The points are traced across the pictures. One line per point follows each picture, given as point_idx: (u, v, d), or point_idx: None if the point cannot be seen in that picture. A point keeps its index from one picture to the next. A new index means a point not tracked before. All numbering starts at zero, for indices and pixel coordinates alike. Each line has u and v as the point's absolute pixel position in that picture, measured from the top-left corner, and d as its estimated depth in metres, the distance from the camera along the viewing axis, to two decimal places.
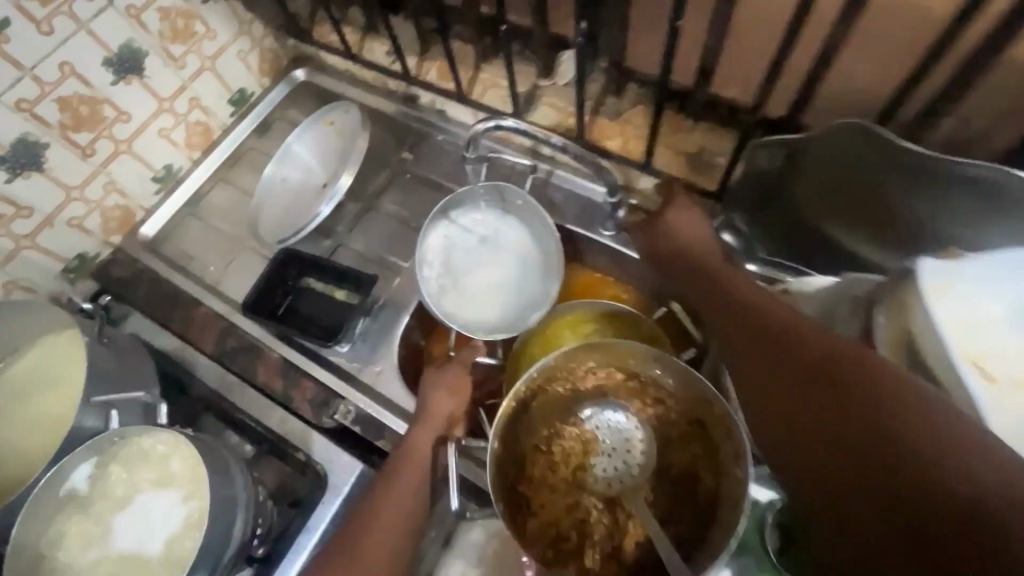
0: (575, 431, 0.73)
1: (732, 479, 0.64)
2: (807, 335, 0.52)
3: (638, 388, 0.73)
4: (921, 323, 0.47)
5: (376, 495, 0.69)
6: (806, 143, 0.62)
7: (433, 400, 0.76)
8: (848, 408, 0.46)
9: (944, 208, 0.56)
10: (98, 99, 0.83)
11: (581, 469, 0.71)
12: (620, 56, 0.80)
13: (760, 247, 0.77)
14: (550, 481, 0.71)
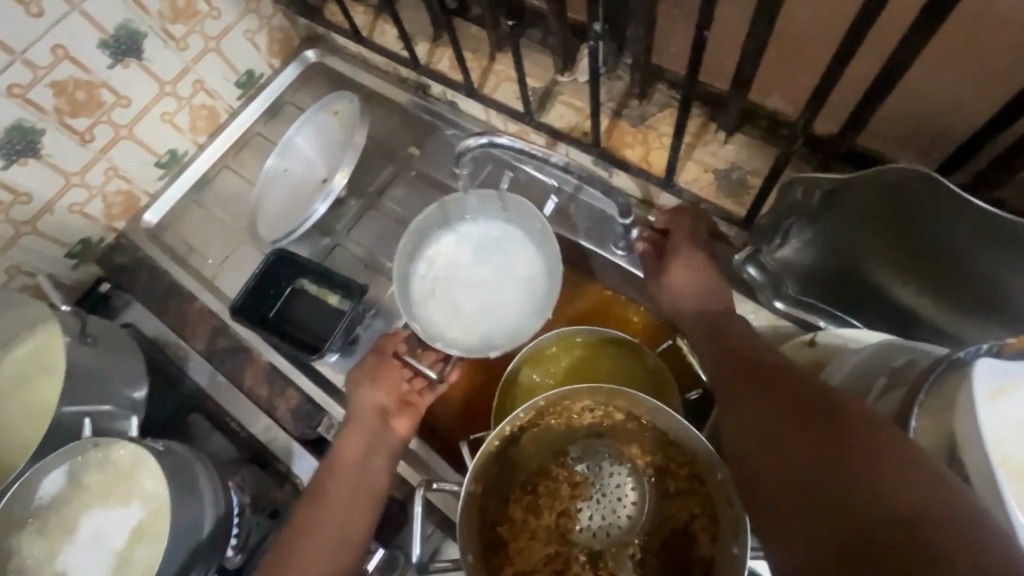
0: (564, 473, 0.66)
1: (728, 553, 0.56)
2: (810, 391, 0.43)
3: (638, 433, 0.65)
4: (962, 419, 0.39)
5: (301, 513, 0.62)
6: (853, 183, 0.54)
7: (356, 398, 0.69)
8: (849, 479, 0.36)
9: (1013, 270, 0.50)
10: (94, 83, 0.80)
11: (566, 515, 0.65)
12: (647, 56, 0.70)
13: (789, 285, 0.68)
14: (534, 525, 0.64)
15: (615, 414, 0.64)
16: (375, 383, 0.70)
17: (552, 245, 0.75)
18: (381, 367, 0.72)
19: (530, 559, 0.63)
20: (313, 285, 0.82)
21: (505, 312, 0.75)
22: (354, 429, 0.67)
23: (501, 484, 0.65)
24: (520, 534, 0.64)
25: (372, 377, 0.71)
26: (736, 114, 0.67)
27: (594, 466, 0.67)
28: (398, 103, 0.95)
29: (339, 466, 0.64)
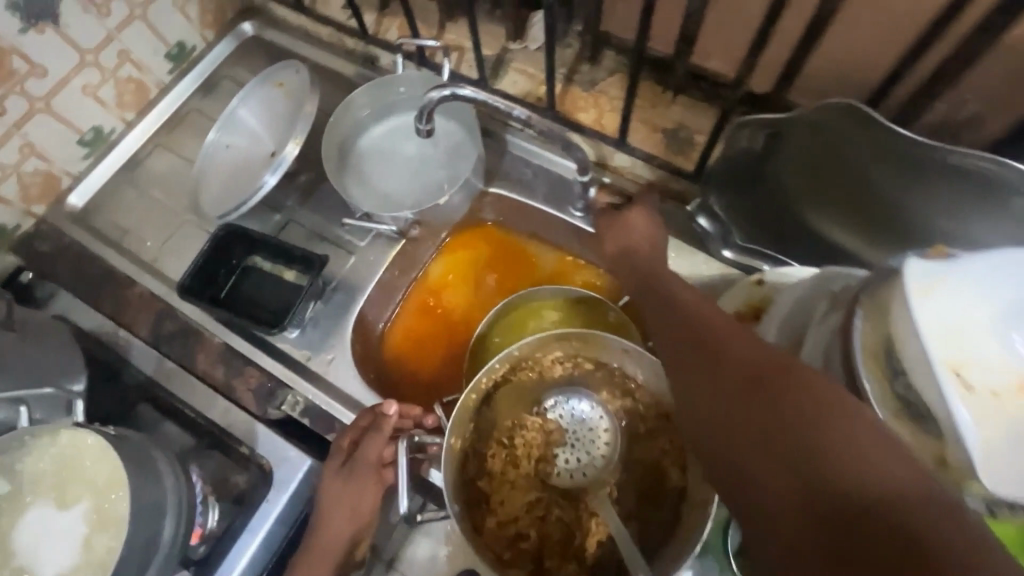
0: (538, 422, 0.67)
1: (699, 477, 0.60)
2: (760, 357, 0.38)
3: (607, 378, 0.67)
4: (899, 323, 0.44)
5: None
6: (789, 123, 0.58)
7: (325, 524, 0.61)
8: (816, 457, 0.32)
9: (935, 201, 0.55)
10: (3, 49, 0.73)
11: (544, 461, 0.66)
12: (595, 20, 0.73)
13: (736, 233, 0.73)
14: (513, 475, 0.65)
15: (583, 362, 0.67)
16: (349, 512, 0.62)
17: (466, 113, 0.81)
18: (352, 482, 0.63)
19: (510, 508, 0.64)
20: (267, 262, 0.80)
21: (447, 168, 0.82)
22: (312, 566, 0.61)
23: (476, 437, 0.66)
24: (499, 485, 0.65)
25: (346, 503, 0.62)
26: (682, 73, 0.72)
27: (568, 414, 0.68)
28: (343, 72, 0.92)
29: None
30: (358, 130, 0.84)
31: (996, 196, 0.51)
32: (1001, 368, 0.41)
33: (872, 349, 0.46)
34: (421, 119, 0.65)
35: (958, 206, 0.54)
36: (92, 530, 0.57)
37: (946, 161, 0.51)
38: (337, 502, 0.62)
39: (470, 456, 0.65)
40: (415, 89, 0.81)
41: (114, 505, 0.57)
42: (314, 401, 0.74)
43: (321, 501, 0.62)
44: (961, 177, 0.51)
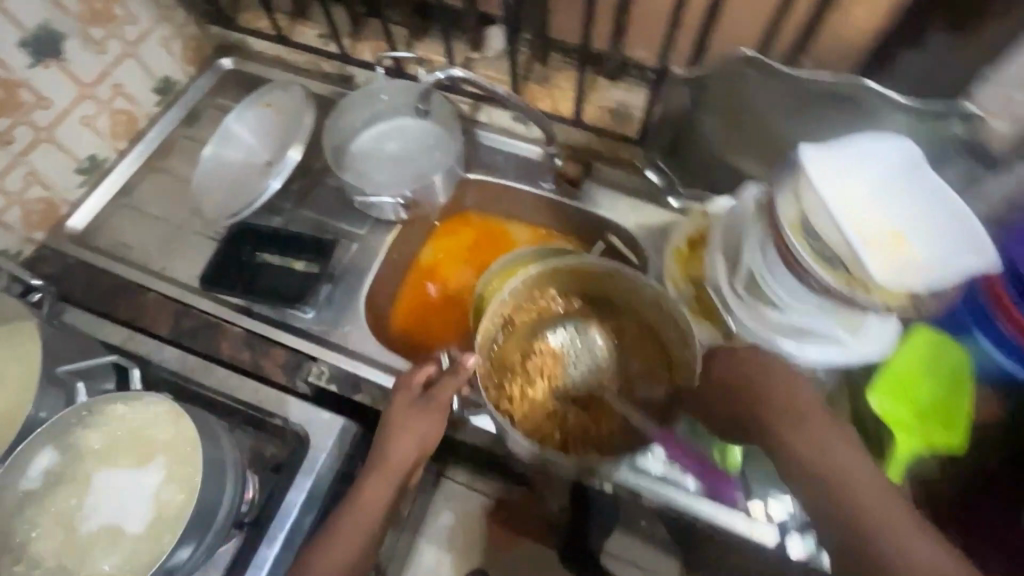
0: (545, 347, 0.79)
1: (682, 364, 0.72)
2: (853, 470, 0.55)
3: (593, 304, 0.80)
4: (810, 193, 0.59)
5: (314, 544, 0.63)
6: (707, 77, 0.74)
7: (389, 446, 0.67)
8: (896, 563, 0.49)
9: (818, 125, 0.71)
10: (14, 82, 0.80)
11: (555, 378, 0.77)
12: (543, 26, 0.90)
13: (679, 184, 0.89)
14: (531, 392, 0.75)
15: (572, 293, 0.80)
16: (412, 437, 0.67)
17: (442, 112, 0.95)
18: (423, 410, 0.69)
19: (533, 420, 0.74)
20: (276, 256, 0.88)
21: (430, 159, 0.93)
22: (379, 484, 0.66)
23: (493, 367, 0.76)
24: (520, 402, 0.75)
25: (414, 430, 0.68)
26: (617, 61, 0.89)
27: (568, 339, 0.79)
28: (325, 94, 1.04)
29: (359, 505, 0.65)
30: (349, 135, 0.95)
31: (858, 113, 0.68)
32: (883, 225, 0.59)
33: (794, 221, 0.61)
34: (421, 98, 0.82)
35: (834, 127, 0.71)
36: (171, 480, 0.62)
37: (820, 89, 0.67)
38: (405, 427, 0.68)
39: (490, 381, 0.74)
40: (396, 96, 0.94)
41: (185, 458, 0.63)
42: (339, 368, 0.81)
43: (391, 423, 0.68)
44: (836, 100, 0.68)
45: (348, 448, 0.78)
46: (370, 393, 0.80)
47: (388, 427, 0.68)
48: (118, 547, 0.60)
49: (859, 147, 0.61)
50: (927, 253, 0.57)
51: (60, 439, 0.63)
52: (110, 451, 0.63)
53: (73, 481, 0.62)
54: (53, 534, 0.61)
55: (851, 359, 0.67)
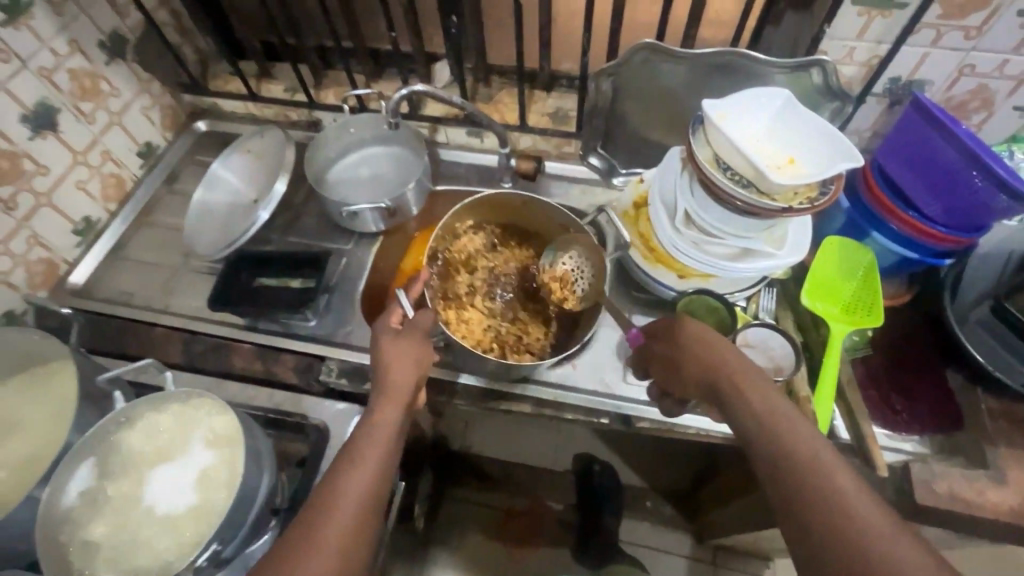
0: (468, 281, 0.97)
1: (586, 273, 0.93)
2: (782, 412, 0.58)
3: (511, 239, 1.01)
4: (717, 134, 0.73)
5: (343, 465, 0.64)
6: (621, 67, 0.89)
7: (390, 372, 0.72)
8: (815, 483, 0.52)
9: (716, 89, 0.89)
10: (17, 153, 0.88)
11: (482, 302, 0.96)
12: (483, 54, 1.07)
13: (618, 165, 1.05)
14: (465, 313, 0.93)
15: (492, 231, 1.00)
16: (410, 364, 0.73)
17: (403, 135, 1.07)
18: (409, 338, 0.76)
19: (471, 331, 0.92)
20: (273, 278, 0.97)
21: (402, 176, 1.05)
22: (387, 409, 0.70)
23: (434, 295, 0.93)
24: (460, 323, 0.92)
25: (407, 355, 0.74)
26: (548, 73, 1.06)
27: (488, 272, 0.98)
28: (297, 139, 1.18)
29: (376, 427, 0.68)
30: (326, 166, 1.07)
31: (741, 76, 0.85)
32: (777, 155, 0.75)
33: (710, 159, 0.75)
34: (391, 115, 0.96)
35: (728, 88, 0.88)
36: (211, 463, 0.69)
37: (707, 61, 0.85)
38: (399, 356, 0.74)
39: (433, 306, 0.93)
40: (361, 127, 1.07)
41: (223, 443, 0.70)
42: (347, 363, 0.89)
43: (383, 354, 0.74)
44: (724, 69, 0.85)
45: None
46: None
47: (382, 356, 0.74)
48: (173, 529, 0.66)
49: (748, 96, 0.77)
50: (815, 166, 0.72)
51: (103, 447, 0.70)
52: (156, 445, 0.71)
53: (124, 479, 0.69)
54: (109, 530, 0.66)
55: (782, 267, 0.80)
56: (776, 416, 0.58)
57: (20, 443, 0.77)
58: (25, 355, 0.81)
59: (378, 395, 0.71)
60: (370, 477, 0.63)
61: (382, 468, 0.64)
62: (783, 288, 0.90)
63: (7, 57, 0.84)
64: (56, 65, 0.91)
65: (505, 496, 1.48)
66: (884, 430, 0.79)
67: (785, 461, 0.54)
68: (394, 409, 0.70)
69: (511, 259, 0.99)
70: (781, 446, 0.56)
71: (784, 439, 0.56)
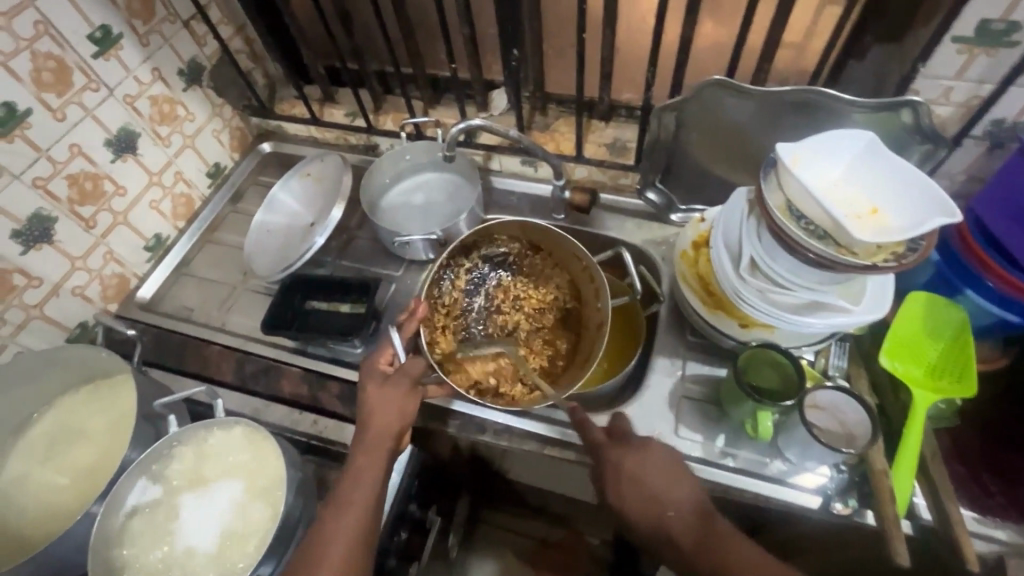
0: (473, 301, 0.95)
1: (594, 310, 0.90)
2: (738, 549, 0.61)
3: (524, 260, 0.98)
4: (791, 182, 0.68)
5: (332, 511, 0.66)
6: (686, 103, 0.85)
7: (372, 417, 0.72)
8: None
9: (787, 128, 0.83)
10: (100, 175, 0.93)
11: (485, 325, 0.94)
12: (542, 82, 1.05)
13: (676, 201, 1.00)
14: (463, 337, 0.92)
15: (505, 249, 0.98)
16: (392, 408, 0.72)
17: (460, 164, 1.07)
18: (393, 385, 0.74)
19: (466, 357, 0.90)
20: (324, 302, 0.98)
21: (455, 204, 1.05)
22: (369, 455, 0.70)
23: (434, 317, 0.93)
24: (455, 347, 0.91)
25: (389, 399, 0.73)
26: (608, 102, 1.02)
27: (494, 292, 0.96)
28: (354, 163, 1.20)
29: (358, 469, 0.69)
30: (381, 191, 1.08)
31: (819, 115, 0.80)
32: (857, 203, 0.69)
33: (782, 207, 0.69)
34: (447, 148, 0.95)
35: (802, 127, 0.83)
36: (256, 490, 0.72)
37: (779, 98, 0.80)
38: (380, 403, 0.73)
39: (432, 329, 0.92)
40: (418, 154, 1.08)
41: (269, 471, 0.72)
42: None
43: (367, 398, 0.73)
44: (799, 107, 0.80)
45: (408, 465, 0.83)
46: (420, 414, 0.86)
47: (366, 401, 0.73)
48: (222, 551, 0.69)
49: (823, 138, 0.71)
50: (902, 219, 0.67)
51: (156, 467, 0.73)
52: (202, 470, 0.74)
53: (172, 501, 0.72)
54: (165, 547, 0.70)
55: (857, 324, 0.74)
56: (721, 548, 0.62)
57: (87, 453, 0.81)
58: (92, 369, 0.85)
59: (359, 437, 0.71)
60: (354, 522, 0.65)
61: (369, 513, 0.66)
62: (856, 343, 0.82)
63: (96, 87, 0.90)
64: (139, 94, 0.96)
65: (538, 526, 1.45)
66: (972, 512, 0.70)
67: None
68: (378, 453, 0.70)
69: (521, 284, 0.97)
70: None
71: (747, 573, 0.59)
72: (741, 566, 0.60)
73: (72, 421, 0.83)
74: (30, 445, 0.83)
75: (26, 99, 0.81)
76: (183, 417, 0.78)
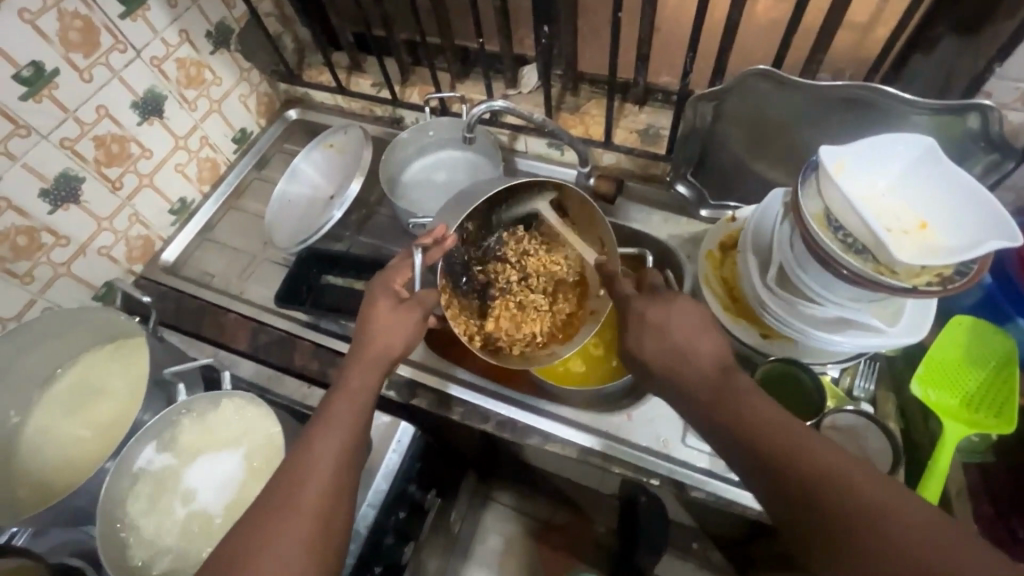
0: (489, 244, 0.87)
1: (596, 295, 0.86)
2: (749, 395, 0.55)
3: (548, 218, 0.88)
4: (831, 191, 0.62)
5: (318, 428, 0.66)
6: (726, 93, 0.79)
7: (373, 338, 0.73)
8: (781, 445, 0.50)
9: (841, 131, 0.77)
10: (126, 137, 0.94)
11: (493, 275, 0.87)
12: (574, 60, 0.99)
13: (707, 195, 0.94)
14: (470, 283, 0.86)
15: (530, 205, 0.88)
16: (393, 333, 0.73)
17: (485, 144, 1.03)
18: (403, 313, 0.74)
19: (468, 300, 0.85)
20: (338, 277, 0.98)
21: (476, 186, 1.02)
22: (359, 376, 0.71)
23: (456, 253, 0.83)
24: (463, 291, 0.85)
25: (390, 325, 0.73)
26: (643, 86, 0.96)
27: (511, 240, 0.88)
28: (377, 135, 1.18)
29: (350, 391, 0.70)
30: (402, 167, 1.06)
31: (876, 118, 0.73)
32: (904, 215, 0.64)
33: (819, 216, 0.64)
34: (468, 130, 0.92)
35: (852, 128, 0.76)
36: (257, 465, 0.74)
37: (834, 95, 0.73)
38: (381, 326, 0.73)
39: (454, 258, 0.83)
40: (441, 130, 1.04)
41: (271, 449, 0.74)
42: (398, 376, 0.88)
43: (368, 322, 0.74)
44: (854, 105, 0.73)
45: (409, 447, 0.84)
46: (426, 400, 0.87)
47: (366, 325, 0.74)
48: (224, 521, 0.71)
49: (883, 140, 0.64)
50: (952, 238, 0.61)
51: (163, 433, 0.75)
52: (207, 439, 0.75)
53: (179, 470, 0.74)
54: (172, 511, 0.73)
55: (891, 347, 0.69)
56: (726, 394, 0.56)
57: (105, 411, 0.85)
58: (112, 330, 0.87)
59: (353, 358, 0.73)
60: (340, 446, 0.65)
61: (353, 444, 0.66)
62: (886, 363, 0.77)
63: (124, 48, 0.89)
64: (166, 56, 0.96)
65: (543, 506, 1.44)
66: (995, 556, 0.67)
67: (753, 425, 0.53)
68: (370, 377, 0.72)
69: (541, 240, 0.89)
70: (745, 422, 0.53)
71: (744, 412, 0.54)
72: (740, 406, 0.54)
73: (93, 380, 0.87)
74: (53, 400, 0.86)
75: (54, 59, 0.81)
76: (194, 385, 0.80)
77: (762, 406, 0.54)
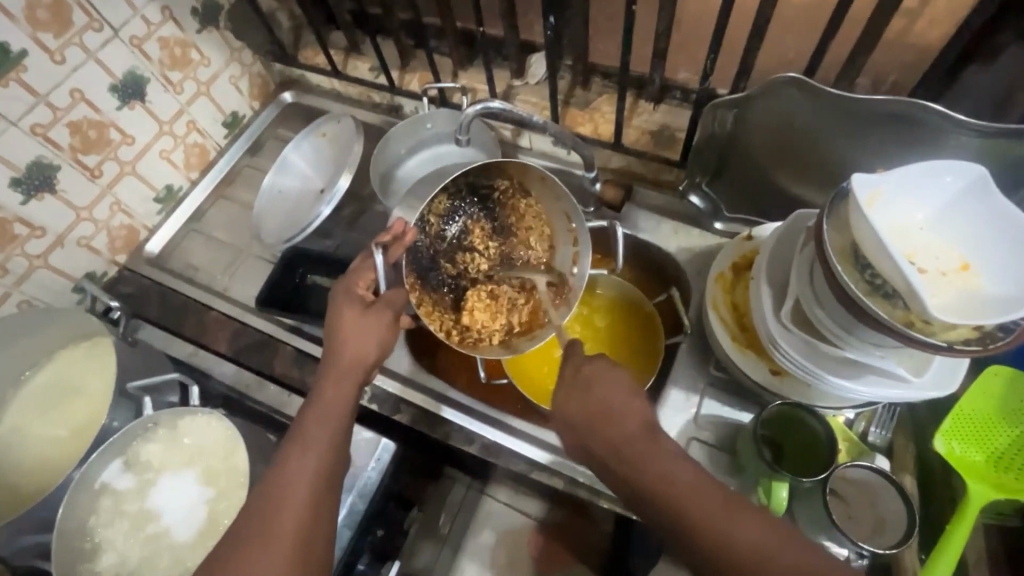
0: (454, 235, 0.79)
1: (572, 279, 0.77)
2: (679, 476, 0.52)
3: (510, 201, 0.80)
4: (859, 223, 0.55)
5: (294, 443, 0.62)
6: (750, 101, 0.71)
7: (344, 347, 0.67)
8: (717, 539, 0.48)
9: (878, 151, 0.69)
10: (105, 123, 0.89)
11: (463, 268, 0.79)
12: (586, 51, 0.91)
13: (723, 208, 0.86)
14: (439, 278, 0.78)
15: (492, 187, 0.79)
16: (364, 339, 0.68)
17: (486, 141, 0.95)
18: (373, 317, 0.69)
19: (439, 296, 0.77)
20: (324, 277, 0.94)
21: None
22: (332, 388, 0.66)
23: (416, 247, 0.77)
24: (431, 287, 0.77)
25: (360, 331, 0.68)
26: (660, 84, 0.87)
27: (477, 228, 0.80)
28: (375, 123, 1.11)
29: (329, 404, 0.65)
30: (396, 162, 0.99)
31: (920, 137, 0.64)
32: (945, 254, 0.56)
33: (844, 251, 0.57)
34: (462, 130, 0.85)
35: (889, 147, 0.68)
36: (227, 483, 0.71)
37: (873, 109, 0.64)
38: (352, 332, 0.68)
39: (418, 252, 0.77)
40: (439, 123, 0.97)
41: (240, 467, 0.71)
42: (382, 388, 0.84)
43: (337, 330, 0.68)
44: (895, 120, 0.64)
45: (389, 465, 0.80)
46: (409, 416, 0.82)
47: (335, 331, 0.68)
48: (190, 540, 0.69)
49: (928, 168, 0.56)
50: (1000, 283, 0.53)
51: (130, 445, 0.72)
52: (175, 454, 0.73)
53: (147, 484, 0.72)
54: (138, 525, 0.70)
55: (915, 399, 0.62)
56: (660, 473, 0.52)
57: (79, 413, 0.82)
58: (87, 329, 0.85)
59: (327, 369, 0.67)
60: (317, 463, 0.61)
61: (332, 464, 0.62)
62: (907, 408, 0.70)
63: (99, 26, 0.83)
64: (147, 35, 0.89)
65: None
66: None
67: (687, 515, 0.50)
68: (343, 390, 0.67)
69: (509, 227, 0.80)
70: (682, 508, 0.50)
71: (679, 499, 0.50)
72: (673, 490, 0.51)
73: (68, 379, 0.84)
74: (29, 398, 0.84)
75: (20, 39, 0.75)
76: (166, 394, 0.76)
77: (695, 488, 0.51)
